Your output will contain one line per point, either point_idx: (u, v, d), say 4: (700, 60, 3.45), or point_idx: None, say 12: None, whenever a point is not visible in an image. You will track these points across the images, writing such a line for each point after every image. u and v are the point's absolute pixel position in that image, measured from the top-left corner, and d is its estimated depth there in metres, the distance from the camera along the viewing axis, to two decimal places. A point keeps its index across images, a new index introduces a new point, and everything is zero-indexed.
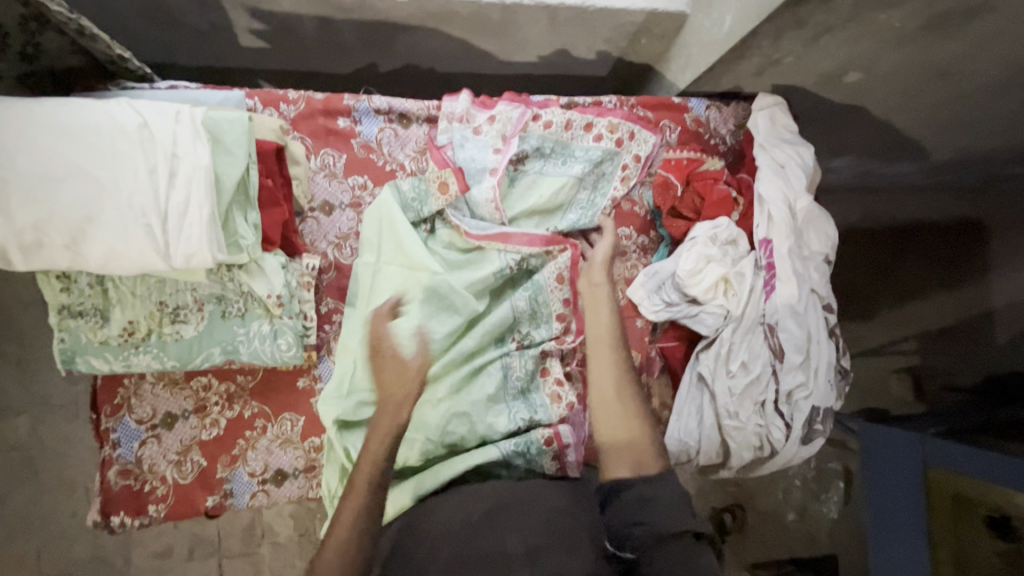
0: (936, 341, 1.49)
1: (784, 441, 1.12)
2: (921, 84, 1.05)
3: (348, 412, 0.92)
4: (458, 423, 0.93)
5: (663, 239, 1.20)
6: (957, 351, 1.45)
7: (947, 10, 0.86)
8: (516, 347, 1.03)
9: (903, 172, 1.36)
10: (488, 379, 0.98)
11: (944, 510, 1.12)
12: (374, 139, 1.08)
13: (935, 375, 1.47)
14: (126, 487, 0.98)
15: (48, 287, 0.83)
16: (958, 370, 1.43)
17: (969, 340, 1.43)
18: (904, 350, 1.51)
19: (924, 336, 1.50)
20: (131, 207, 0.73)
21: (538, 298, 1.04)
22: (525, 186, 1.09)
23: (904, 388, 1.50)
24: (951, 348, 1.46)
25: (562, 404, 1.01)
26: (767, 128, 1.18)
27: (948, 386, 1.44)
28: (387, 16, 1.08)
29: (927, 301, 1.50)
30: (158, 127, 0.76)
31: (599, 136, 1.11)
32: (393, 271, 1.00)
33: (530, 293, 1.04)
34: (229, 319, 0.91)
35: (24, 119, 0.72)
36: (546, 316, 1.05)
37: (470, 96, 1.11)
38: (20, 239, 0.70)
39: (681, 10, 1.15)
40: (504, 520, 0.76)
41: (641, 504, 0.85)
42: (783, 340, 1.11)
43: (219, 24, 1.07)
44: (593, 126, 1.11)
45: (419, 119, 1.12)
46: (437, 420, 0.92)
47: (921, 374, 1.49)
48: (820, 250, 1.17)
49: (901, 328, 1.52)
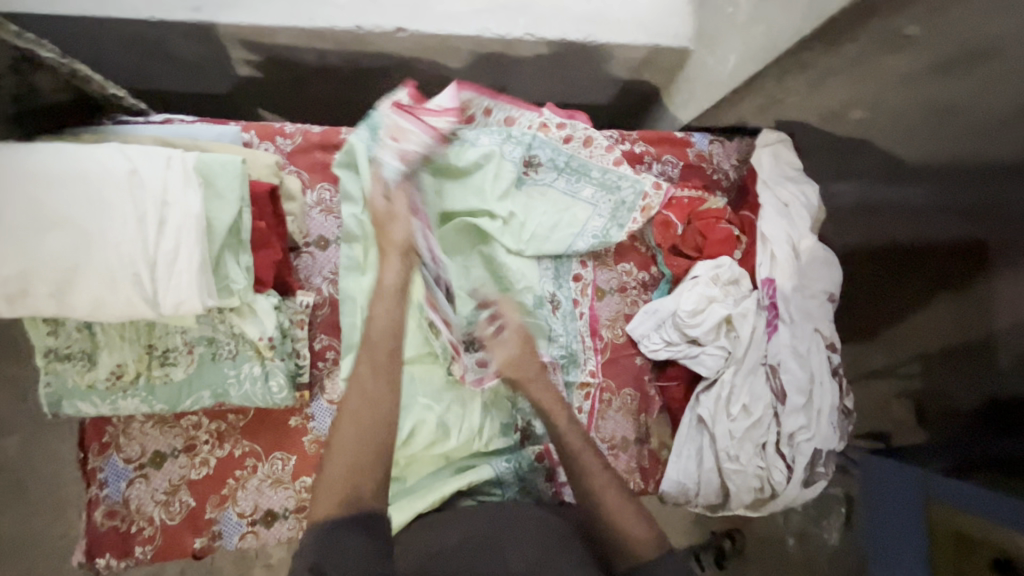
0: (942, 364, 1.03)
1: (785, 484, 1.09)
2: (918, 123, 0.95)
3: None
4: (453, 426, 1.01)
5: (664, 276, 1.17)
6: (964, 373, 0.99)
7: (952, 57, 0.83)
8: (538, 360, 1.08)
9: (914, 194, 1.00)
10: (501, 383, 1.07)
11: (945, 552, 0.93)
12: None
13: (934, 400, 1.04)
14: (113, 528, 0.96)
15: (35, 332, 0.82)
16: (963, 391, 0.99)
17: (969, 363, 0.97)
18: (906, 371, 1.10)
19: (928, 359, 1.05)
20: (119, 257, 0.72)
21: (560, 281, 1.12)
22: (533, 191, 1.11)
23: (905, 410, 1.11)
24: (960, 372, 0.99)
25: None
26: (770, 165, 1.16)
27: (949, 412, 1.02)
28: (386, 48, 1.07)
29: (919, 311, 1.06)
30: (148, 173, 0.75)
31: (618, 159, 1.11)
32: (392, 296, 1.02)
33: (553, 275, 1.11)
34: (219, 361, 0.89)
35: (11, 169, 0.70)
36: (568, 312, 1.11)
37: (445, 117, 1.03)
38: (4, 290, 0.69)
39: (685, 46, 1.15)
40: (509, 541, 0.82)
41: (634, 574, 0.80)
42: (785, 382, 1.10)
43: (218, 56, 1.06)
44: (614, 147, 1.12)
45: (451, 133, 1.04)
46: (434, 422, 1.00)
47: (924, 400, 1.06)
48: (824, 288, 1.13)
49: (905, 345, 1.10)
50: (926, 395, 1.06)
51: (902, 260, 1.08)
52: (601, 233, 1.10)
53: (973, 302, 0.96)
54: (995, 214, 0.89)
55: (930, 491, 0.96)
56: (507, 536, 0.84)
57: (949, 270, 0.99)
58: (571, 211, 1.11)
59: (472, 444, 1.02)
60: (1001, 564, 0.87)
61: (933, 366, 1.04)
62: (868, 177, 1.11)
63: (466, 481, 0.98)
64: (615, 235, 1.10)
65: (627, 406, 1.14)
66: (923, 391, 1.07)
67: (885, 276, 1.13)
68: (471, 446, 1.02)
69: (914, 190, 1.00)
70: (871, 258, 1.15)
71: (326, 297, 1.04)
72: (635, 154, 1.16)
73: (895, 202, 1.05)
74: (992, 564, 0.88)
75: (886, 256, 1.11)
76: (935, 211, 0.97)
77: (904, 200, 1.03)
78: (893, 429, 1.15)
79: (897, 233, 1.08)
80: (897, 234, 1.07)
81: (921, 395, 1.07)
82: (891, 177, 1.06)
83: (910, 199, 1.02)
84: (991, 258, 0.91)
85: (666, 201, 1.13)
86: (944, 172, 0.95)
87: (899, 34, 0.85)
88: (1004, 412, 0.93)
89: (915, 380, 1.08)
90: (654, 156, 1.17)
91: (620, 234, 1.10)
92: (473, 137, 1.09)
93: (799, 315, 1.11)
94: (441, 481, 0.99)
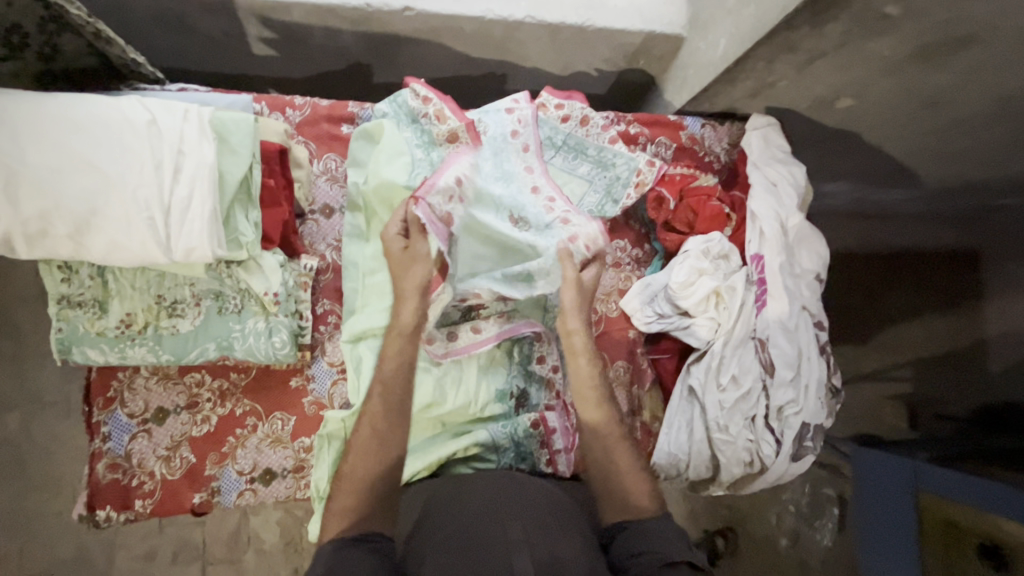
0: (932, 369, 1.39)
1: (773, 457, 1.11)
2: (913, 114, 1.09)
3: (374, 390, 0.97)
4: (451, 392, 1.03)
5: (658, 253, 1.22)
6: (950, 378, 1.36)
7: (933, 41, 0.89)
8: (537, 337, 1.11)
9: (903, 202, 1.34)
10: (500, 357, 1.10)
11: (935, 535, 1.13)
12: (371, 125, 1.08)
13: (927, 403, 1.42)
14: (114, 480, 0.98)
15: (49, 278, 0.86)
16: (954, 400, 1.36)
17: (961, 367, 1.33)
18: (901, 376, 1.46)
19: (919, 363, 1.42)
20: (136, 200, 0.76)
21: None
22: None
23: (896, 413, 1.48)
24: (949, 372, 1.36)
25: (552, 394, 1.11)
26: (760, 148, 1.21)
27: (941, 416, 1.39)
28: (393, 28, 1.12)
29: (912, 324, 1.41)
30: (166, 124, 0.80)
31: (614, 138, 1.15)
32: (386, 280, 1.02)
33: None
34: (226, 315, 0.93)
35: (36, 115, 0.75)
36: None
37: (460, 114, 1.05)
38: (25, 228, 0.73)
39: (678, 32, 1.20)
40: (511, 512, 0.82)
41: (642, 535, 0.85)
42: (774, 355, 1.12)
43: (232, 31, 1.11)
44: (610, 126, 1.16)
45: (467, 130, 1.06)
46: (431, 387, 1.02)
47: (918, 408, 1.44)
48: (811, 268, 1.19)
49: (892, 353, 1.47)
50: (915, 397, 1.45)
51: (885, 273, 1.45)
52: (596, 208, 1.14)
53: (963, 323, 1.31)
54: (982, 223, 1.24)
55: (923, 482, 1.14)
56: (508, 509, 0.83)
57: (923, 278, 1.37)
58: (569, 188, 1.14)
59: (468, 408, 1.04)
60: (987, 548, 1.09)
61: (923, 371, 1.42)
62: (861, 181, 1.35)
63: (464, 444, 1.00)
64: (610, 211, 1.14)
65: (620, 379, 1.16)
66: (912, 394, 1.45)
67: (872, 285, 1.49)
68: (467, 411, 1.04)
69: (897, 195, 1.33)
70: (866, 269, 1.50)
71: (331, 262, 1.07)
72: (630, 134, 1.20)
73: (884, 209, 1.39)
74: (979, 549, 1.10)
75: (875, 267, 1.48)
76: (923, 217, 1.32)
77: (893, 217, 1.39)
78: (885, 431, 1.51)
79: (887, 240, 1.43)
80: (885, 242, 1.43)
81: (912, 398, 1.45)
82: (880, 181, 1.32)
83: (895, 217, 1.38)
84: (984, 298, 1.26)
85: (659, 179, 1.17)
86: (935, 196, 1.28)
87: (878, 15, 0.87)
88: (999, 419, 1.28)
89: (907, 383, 1.45)
90: (649, 137, 1.21)
91: (615, 209, 1.14)
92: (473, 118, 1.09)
93: (788, 291, 1.15)
94: (435, 446, 1.01)
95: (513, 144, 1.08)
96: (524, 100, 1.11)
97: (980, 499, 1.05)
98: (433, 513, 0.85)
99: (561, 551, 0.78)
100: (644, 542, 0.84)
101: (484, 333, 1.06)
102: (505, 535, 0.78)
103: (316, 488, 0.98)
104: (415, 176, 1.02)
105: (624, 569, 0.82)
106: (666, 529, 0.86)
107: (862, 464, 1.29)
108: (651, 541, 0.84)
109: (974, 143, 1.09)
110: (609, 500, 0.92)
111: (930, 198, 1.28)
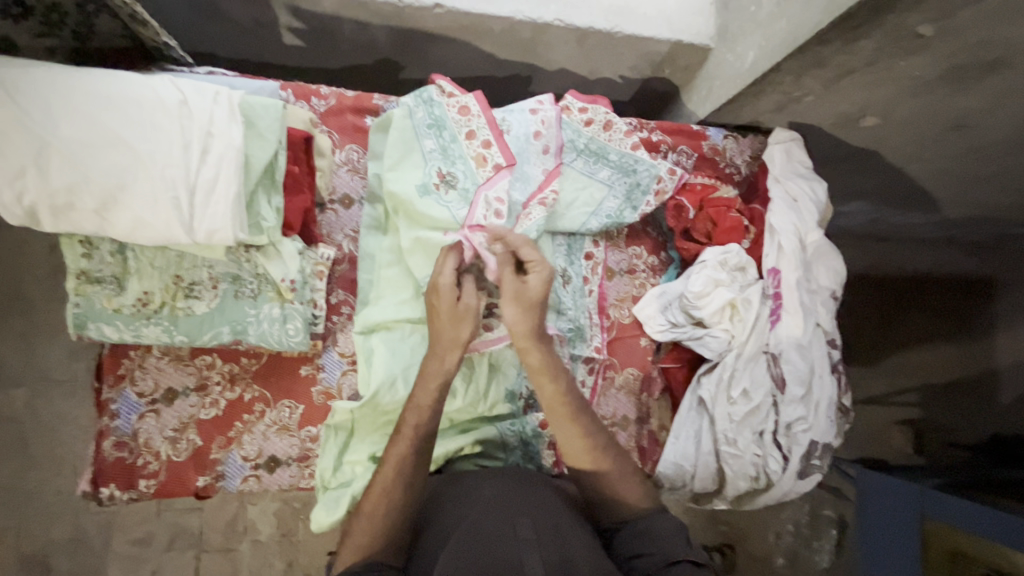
0: (939, 397, 1.51)
1: (780, 473, 1.10)
2: (937, 136, 1.08)
3: (382, 385, 0.97)
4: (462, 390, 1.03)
5: (674, 261, 1.22)
6: (961, 408, 1.48)
7: (964, 63, 0.89)
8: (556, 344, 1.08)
9: (921, 224, 1.41)
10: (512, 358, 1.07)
11: (940, 563, 1.11)
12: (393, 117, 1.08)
13: (936, 430, 1.49)
14: (120, 459, 0.97)
15: (71, 251, 0.86)
16: (965, 429, 1.46)
17: (973, 397, 1.48)
18: (904, 401, 1.52)
19: (928, 390, 1.52)
20: (162, 179, 0.76)
21: (573, 250, 1.15)
22: None
23: (904, 438, 1.51)
24: (953, 401, 1.49)
25: None
26: (781, 162, 1.21)
27: (949, 442, 1.47)
28: (422, 24, 1.12)
29: (923, 348, 1.53)
30: (196, 105, 0.80)
31: (637, 145, 1.15)
32: (392, 274, 1.03)
33: (566, 247, 1.14)
34: (242, 299, 0.93)
35: (70, 89, 0.76)
36: (577, 288, 1.13)
37: (478, 102, 1.05)
38: (51, 200, 0.74)
39: (705, 43, 1.20)
40: (523, 508, 0.83)
41: (642, 537, 0.86)
42: (785, 371, 1.12)
43: (264, 20, 1.11)
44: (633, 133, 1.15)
45: (484, 129, 1.04)
46: None
47: (923, 430, 1.50)
48: (827, 285, 1.18)
49: (899, 378, 1.54)
50: (923, 422, 1.51)
51: (904, 297, 1.54)
52: (614, 214, 1.14)
53: (976, 354, 1.50)
54: (999, 253, 1.48)
55: (927, 510, 1.13)
56: (516, 505, 0.83)
57: (937, 304, 1.53)
58: (588, 191, 1.13)
59: (476, 406, 1.03)
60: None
61: (930, 398, 1.52)
62: (878, 202, 1.37)
63: (471, 441, 1.00)
64: (628, 216, 1.15)
65: (629, 385, 1.16)
66: (920, 419, 1.51)
67: (888, 309, 1.54)
68: (476, 408, 1.04)
69: (915, 218, 1.39)
70: (877, 292, 1.53)
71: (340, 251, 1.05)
72: (652, 141, 1.20)
73: (896, 231, 1.45)
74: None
75: (894, 289, 1.54)
76: (940, 241, 1.47)
77: (915, 246, 1.51)
78: (894, 456, 1.51)
79: (903, 265, 1.53)
80: (904, 266, 1.52)
81: (919, 423, 1.51)
82: (900, 205, 1.35)
83: (915, 246, 1.51)
84: (994, 327, 1.49)
85: (677, 188, 1.18)
86: (956, 223, 1.38)
87: (912, 34, 0.86)
88: (1004, 446, 1.39)
89: (915, 408, 1.52)
90: (671, 145, 1.21)
91: (633, 216, 1.15)
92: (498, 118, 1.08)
93: (804, 306, 1.14)
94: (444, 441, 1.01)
95: (534, 146, 1.07)
96: (548, 102, 1.11)
97: (987, 532, 1.03)
98: (443, 508, 0.86)
99: (572, 550, 0.79)
100: (642, 542, 0.85)
101: (495, 332, 1.03)
102: (515, 533, 0.78)
103: (321, 478, 0.97)
104: (429, 168, 1.03)
105: (628, 569, 0.84)
106: (664, 526, 0.86)
107: (866, 486, 1.28)
108: (651, 542, 0.85)
109: (998, 165, 1.12)
110: (611, 507, 0.90)
111: (949, 224, 1.38)
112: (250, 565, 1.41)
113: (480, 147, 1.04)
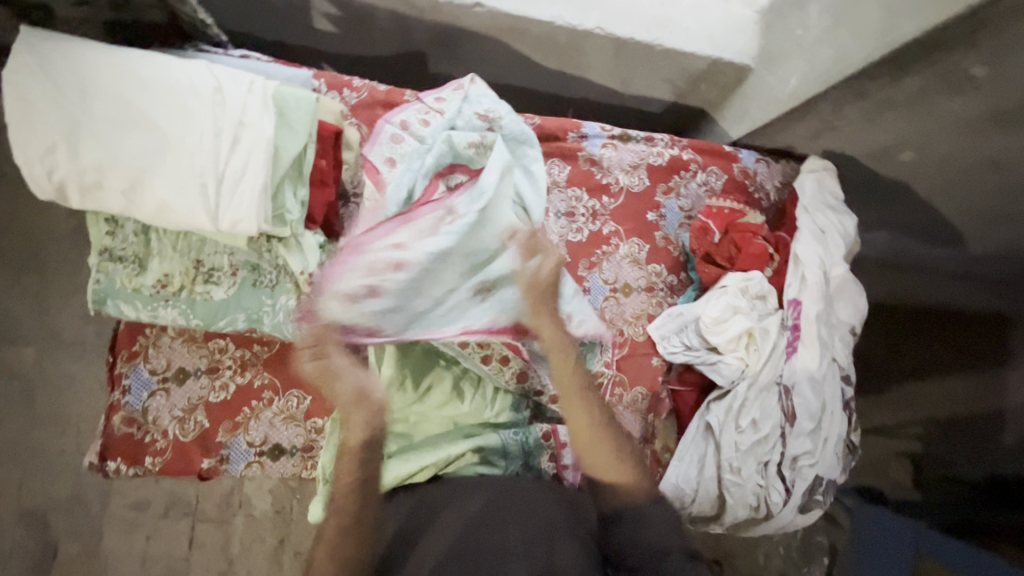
0: (943, 432, 1.27)
1: (781, 506, 1.08)
2: (974, 175, 0.99)
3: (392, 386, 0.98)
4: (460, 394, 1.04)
5: (692, 282, 1.20)
6: (964, 445, 1.23)
7: (1012, 109, 0.85)
8: None
9: (944, 257, 1.18)
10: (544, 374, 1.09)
11: None
12: (408, 121, 1.02)
13: (935, 465, 1.29)
14: (128, 434, 0.99)
15: (95, 229, 0.87)
16: (961, 466, 1.23)
17: (977, 432, 1.20)
18: (908, 434, 1.34)
19: (931, 423, 1.29)
20: (192, 166, 0.77)
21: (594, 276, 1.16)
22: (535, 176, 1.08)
23: (902, 470, 1.36)
24: (959, 437, 1.24)
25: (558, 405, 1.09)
26: (812, 191, 1.18)
27: (948, 477, 1.26)
28: (461, 22, 1.11)
29: (923, 379, 1.30)
30: (230, 94, 0.81)
31: (659, 151, 1.20)
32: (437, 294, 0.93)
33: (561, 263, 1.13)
34: (259, 288, 0.93)
35: (111, 71, 0.76)
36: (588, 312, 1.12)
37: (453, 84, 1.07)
38: (81, 177, 0.75)
39: (746, 63, 1.18)
40: (508, 513, 0.85)
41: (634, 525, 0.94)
42: (796, 404, 1.10)
43: (301, 5, 1.11)
44: (655, 141, 1.21)
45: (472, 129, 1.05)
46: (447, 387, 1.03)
47: (922, 465, 1.32)
48: (846, 320, 1.16)
49: (904, 409, 1.35)
50: (925, 456, 1.31)
51: (915, 323, 1.30)
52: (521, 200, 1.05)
53: (985, 386, 1.18)
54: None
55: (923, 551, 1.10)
56: (507, 511, 0.86)
57: (956, 339, 1.22)
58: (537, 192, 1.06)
59: (482, 412, 1.03)
60: None
61: (933, 431, 1.29)
62: (901, 229, 1.22)
63: (471, 447, 0.97)
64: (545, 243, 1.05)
65: (637, 405, 1.15)
66: (922, 453, 1.32)
67: (893, 335, 1.36)
68: (482, 413, 1.03)
69: (937, 251, 1.18)
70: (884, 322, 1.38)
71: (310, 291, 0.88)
72: (682, 159, 1.20)
73: (916, 261, 1.23)
74: None
75: (903, 321, 1.33)
76: (957, 277, 1.17)
77: (924, 276, 1.24)
78: (889, 487, 1.38)
79: (918, 297, 1.27)
80: (917, 296, 1.27)
81: (918, 458, 1.32)
82: (920, 236, 1.19)
83: (928, 276, 1.23)
84: (1005, 359, 1.14)
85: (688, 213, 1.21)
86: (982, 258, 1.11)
87: (964, 76, 0.85)
88: (1004, 490, 1.15)
89: (916, 442, 1.33)
90: (700, 165, 1.21)
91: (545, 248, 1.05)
92: (489, 114, 1.06)
93: (821, 341, 1.12)
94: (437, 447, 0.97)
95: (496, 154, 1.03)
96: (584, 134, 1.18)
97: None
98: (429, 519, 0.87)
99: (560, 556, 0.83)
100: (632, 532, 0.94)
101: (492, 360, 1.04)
102: (504, 542, 0.82)
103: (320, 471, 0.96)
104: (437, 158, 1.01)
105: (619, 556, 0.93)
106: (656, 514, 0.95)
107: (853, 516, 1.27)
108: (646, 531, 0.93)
109: None
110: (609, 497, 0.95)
111: (971, 256, 1.13)
112: (243, 539, 1.42)
113: (424, 128, 1.02)
